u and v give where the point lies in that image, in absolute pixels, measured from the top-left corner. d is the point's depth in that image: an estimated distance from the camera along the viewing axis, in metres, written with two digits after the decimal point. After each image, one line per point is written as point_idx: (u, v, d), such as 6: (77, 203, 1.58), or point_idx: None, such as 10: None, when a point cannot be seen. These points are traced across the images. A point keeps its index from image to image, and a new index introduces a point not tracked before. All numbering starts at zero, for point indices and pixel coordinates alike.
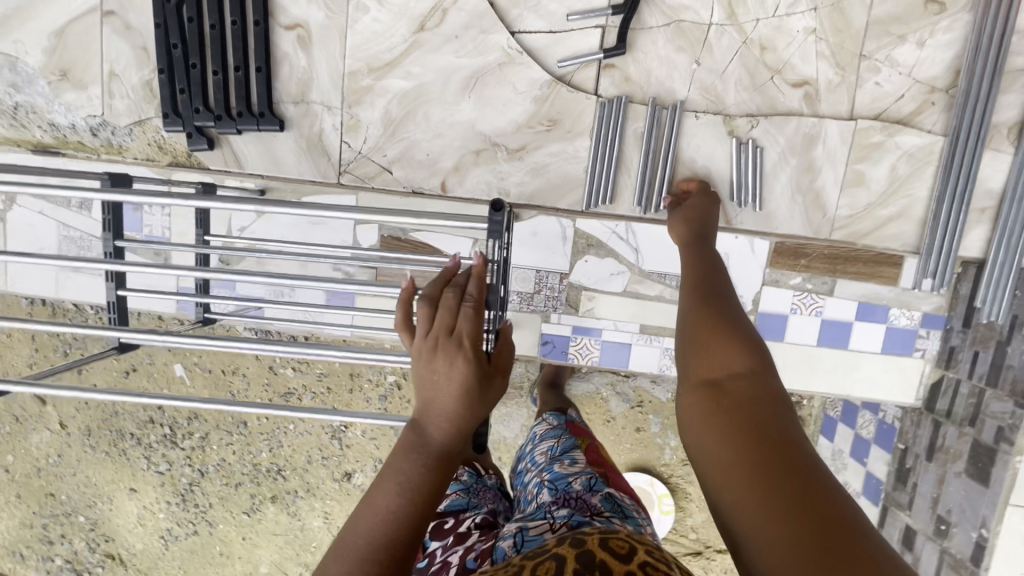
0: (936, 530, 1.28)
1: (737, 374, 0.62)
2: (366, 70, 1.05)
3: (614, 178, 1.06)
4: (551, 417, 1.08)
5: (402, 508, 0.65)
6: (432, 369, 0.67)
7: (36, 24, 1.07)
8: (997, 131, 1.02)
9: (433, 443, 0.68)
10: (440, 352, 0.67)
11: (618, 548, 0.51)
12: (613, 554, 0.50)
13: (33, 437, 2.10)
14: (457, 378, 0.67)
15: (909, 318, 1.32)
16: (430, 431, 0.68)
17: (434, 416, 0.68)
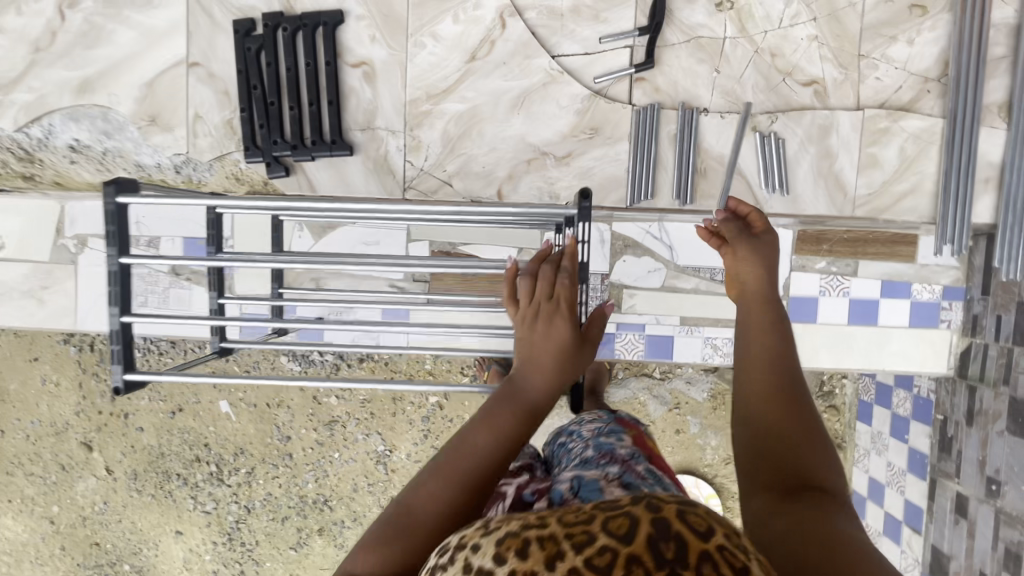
0: (988, 491, 1.34)
1: (785, 422, 0.71)
2: (425, 97, 1.18)
3: (653, 175, 1.18)
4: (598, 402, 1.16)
5: (494, 447, 0.71)
6: (536, 329, 0.78)
7: (129, 78, 1.21)
8: (989, 111, 1.15)
9: (528, 392, 0.76)
10: (547, 317, 0.78)
11: (697, 523, 0.43)
12: (692, 530, 0.43)
13: (79, 485, 2.12)
14: (557, 337, 0.77)
15: (930, 292, 1.42)
16: (526, 379, 0.77)
17: (531, 371, 0.77)
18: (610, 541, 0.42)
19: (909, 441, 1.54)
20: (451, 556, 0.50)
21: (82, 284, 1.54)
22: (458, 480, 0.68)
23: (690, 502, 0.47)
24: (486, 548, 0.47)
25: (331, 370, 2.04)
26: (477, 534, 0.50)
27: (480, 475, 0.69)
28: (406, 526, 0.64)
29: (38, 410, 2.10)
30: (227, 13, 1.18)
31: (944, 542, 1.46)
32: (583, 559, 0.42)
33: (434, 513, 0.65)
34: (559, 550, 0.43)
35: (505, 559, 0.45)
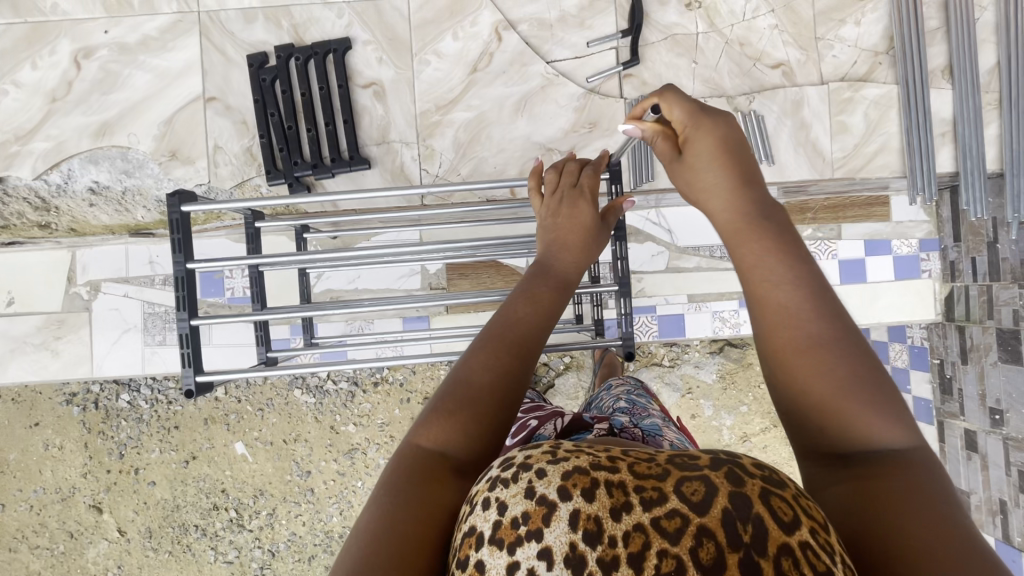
0: (993, 421, 1.42)
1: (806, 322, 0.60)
2: (434, 109, 1.27)
3: (651, 158, 1.28)
4: (627, 379, 1.33)
5: (532, 316, 0.76)
6: (562, 209, 0.90)
7: (147, 117, 1.26)
8: (934, 75, 1.31)
9: (558, 266, 0.85)
10: (572, 202, 0.90)
11: (782, 513, 0.40)
12: (773, 515, 0.40)
13: (90, 551, 2.03)
14: (577, 212, 0.89)
15: (909, 246, 1.55)
16: (553, 256, 0.85)
17: (554, 248, 0.87)
18: (682, 508, 0.40)
19: (911, 390, 1.62)
20: (507, 466, 0.47)
21: (96, 330, 1.53)
22: (510, 347, 0.71)
23: (776, 480, 0.43)
24: (552, 473, 0.44)
25: (347, 397, 2.04)
26: (542, 456, 0.46)
27: (524, 339, 0.73)
28: (467, 393, 0.66)
29: (42, 477, 2.02)
30: (241, 50, 1.26)
31: (961, 480, 1.53)
32: (651, 517, 0.40)
33: (491, 381, 0.68)
34: (628, 502, 0.41)
35: (571, 492, 0.42)
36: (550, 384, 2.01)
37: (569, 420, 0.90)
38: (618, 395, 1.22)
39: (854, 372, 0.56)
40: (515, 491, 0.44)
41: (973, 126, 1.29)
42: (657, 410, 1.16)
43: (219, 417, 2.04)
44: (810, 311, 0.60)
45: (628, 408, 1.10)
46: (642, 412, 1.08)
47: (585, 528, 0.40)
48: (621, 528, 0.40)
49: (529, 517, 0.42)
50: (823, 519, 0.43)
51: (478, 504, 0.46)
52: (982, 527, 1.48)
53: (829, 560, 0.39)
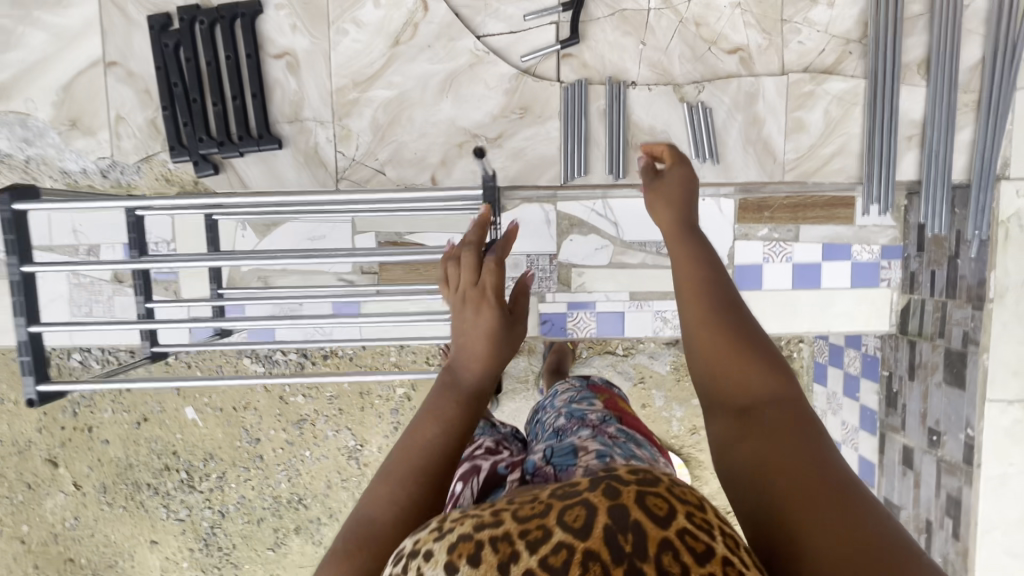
0: (930, 441, 1.37)
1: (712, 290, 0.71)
2: (352, 85, 1.16)
3: (585, 151, 1.18)
4: (573, 376, 1.11)
5: (444, 437, 0.72)
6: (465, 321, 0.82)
7: (44, 82, 1.17)
8: (908, 69, 1.17)
9: (469, 378, 0.79)
10: (475, 302, 0.83)
11: (655, 508, 0.42)
12: (649, 515, 0.41)
13: (48, 502, 2.09)
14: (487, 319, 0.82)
15: (869, 252, 1.45)
16: (460, 364, 0.79)
17: (465, 357, 0.80)
18: (566, 539, 0.40)
19: (860, 398, 1.58)
20: (399, 561, 0.47)
21: None
22: (414, 474, 0.67)
23: (649, 480, 0.45)
24: (440, 552, 0.44)
25: (296, 369, 2.03)
26: (430, 536, 0.46)
27: (437, 464, 0.69)
28: (367, 533, 0.62)
29: None
30: (141, 9, 1.15)
31: (893, 495, 1.49)
32: (538, 558, 0.40)
33: (393, 517, 0.63)
34: (516, 552, 0.41)
35: (456, 564, 0.42)
36: None
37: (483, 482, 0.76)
38: (561, 409, 0.90)
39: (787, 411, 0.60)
40: None
41: (944, 131, 1.16)
42: (603, 403, 0.95)
43: (169, 381, 2.04)
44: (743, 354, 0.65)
45: (562, 418, 0.87)
46: (576, 417, 0.87)
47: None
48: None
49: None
50: (697, 501, 0.44)
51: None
52: None
53: (707, 538, 0.41)
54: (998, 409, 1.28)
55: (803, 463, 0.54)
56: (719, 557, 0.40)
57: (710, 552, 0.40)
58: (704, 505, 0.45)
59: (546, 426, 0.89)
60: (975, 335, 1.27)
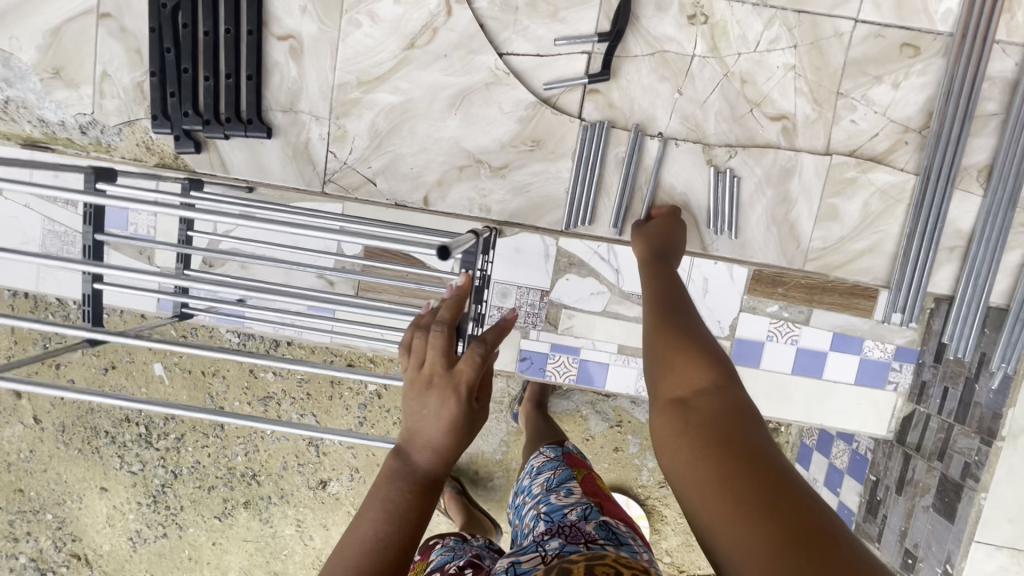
0: (903, 563, 1.29)
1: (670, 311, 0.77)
2: (355, 83, 1.07)
3: (593, 199, 1.08)
4: (548, 449, 1.16)
5: (395, 529, 0.64)
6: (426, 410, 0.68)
7: (31, 22, 1.09)
8: (966, 173, 1.05)
9: (423, 470, 0.68)
10: (437, 392, 0.68)
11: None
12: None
13: (6, 431, 2.07)
14: (447, 415, 0.68)
15: (882, 350, 1.34)
16: (412, 453, 0.68)
17: (418, 446, 0.68)
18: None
19: (840, 494, 1.51)
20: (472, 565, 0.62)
21: None
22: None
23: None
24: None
25: (270, 345, 1.97)
26: None
27: (388, 563, 0.63)
28: None
29: None
30: None
31: None
32: None
33: None
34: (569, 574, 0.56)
35: None
36: None
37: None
38: (539, 491, 1.03)
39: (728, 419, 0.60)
40: None
41: (992, 249, 1.04)
42: (582, 491, 0.98)
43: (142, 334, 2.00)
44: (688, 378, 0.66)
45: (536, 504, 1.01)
46: (555, 515, 0.90)
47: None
48: None
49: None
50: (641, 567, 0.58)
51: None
52: None
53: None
54: (983, 551, 1.18)
55: (748, 462, 0.53)
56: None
57: None
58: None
59: (521, 522, 1.00)
60: (977, 469, 1.17)
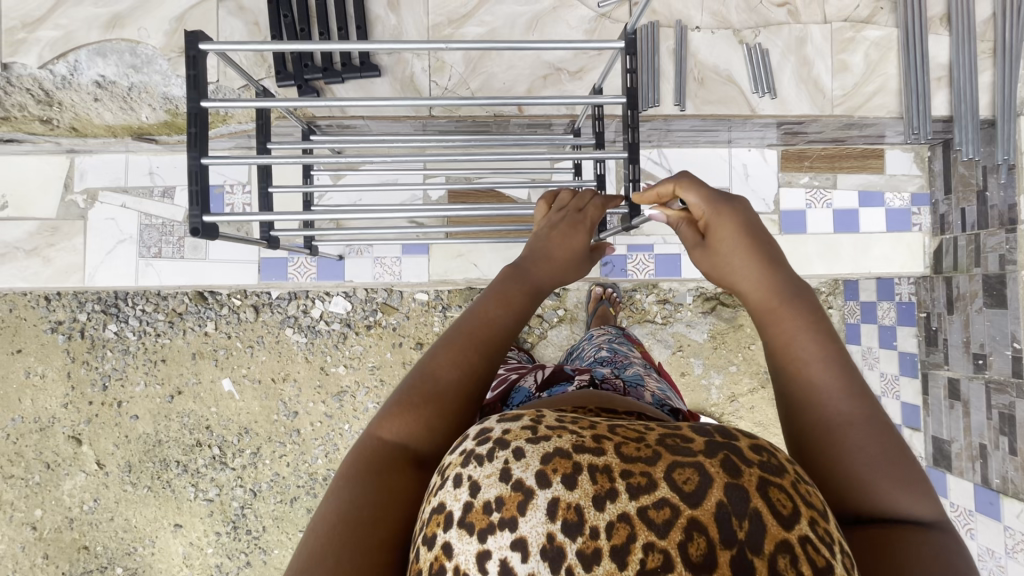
0: (976, 366, 1.45)
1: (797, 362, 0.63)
2: (446, 22, 1.28)
3: (657, 84, 1.29)
4: (609, 328, 1.41)
5: (506, 318, 0.75)
6: (550, 234, 0.88)
7: (159, 13, 1.26)
8: (932, 22, 1.34)
9: (535, 274, 0.83)
10: (567, 223, 0.90)
11: (781, 506, 0.42)
12: (772, 509, 0.42)
13: (66, 483, 1.99)
14: (565, 242, 0.87)
15: (901, 199, 1.59)
16: (530, 262, 0.84)
17: (536, 260, 0.85)
18: (672, 497, 0.42)
19: (897, 346, 1.69)
20: (484, 443, 0.49)
21: (91, 240, 1.51)
22: (477, 346, 0.71)
23: (775, 468, 0.45)
24: (530, 456, 0.46)
25: (339, 339, 2.03)
26: (521, 435, 0.47)
27: (497, 341, 0.73)
28: (431, 388, 0.67)
29: (21, 406, 1.98)
30: None
31: (943, 430, 1.56)
32: (637, 507, 0.42)
33: (456, 377, 0.69)
34: (614, 490, 0.42)
35: (551, 478, 0.44)
36: (542, 335, 2.03)
37: (549, 371, 0.89)
38: (597, 351, 1.18)
39: (886, 456, 0.56)
40: (490, 472, 0.46)
41: (968, 71, 1.32)
42: (638, 356, 1.20)
43: (208, 352, 2.01)
44: (844, 393, 0.59)
45: (609, 356, 1.13)
46: (620, 357, 1.12)
47: (564, 518, 0.42)
48: (604, 519, 0.42)
49: (504, 503, 0.44)
50: (822, 508, 0.45)
51: (450, 481, 0.48)
52: (962, 474, 1.51)
53: (827, 553, 0.42)
54: None
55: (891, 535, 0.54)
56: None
57: (830, 568, 0.41)
58: (828, 512, 0.45)
59: (591, 360, 1.14)
60: (1011, 256, 1.37)
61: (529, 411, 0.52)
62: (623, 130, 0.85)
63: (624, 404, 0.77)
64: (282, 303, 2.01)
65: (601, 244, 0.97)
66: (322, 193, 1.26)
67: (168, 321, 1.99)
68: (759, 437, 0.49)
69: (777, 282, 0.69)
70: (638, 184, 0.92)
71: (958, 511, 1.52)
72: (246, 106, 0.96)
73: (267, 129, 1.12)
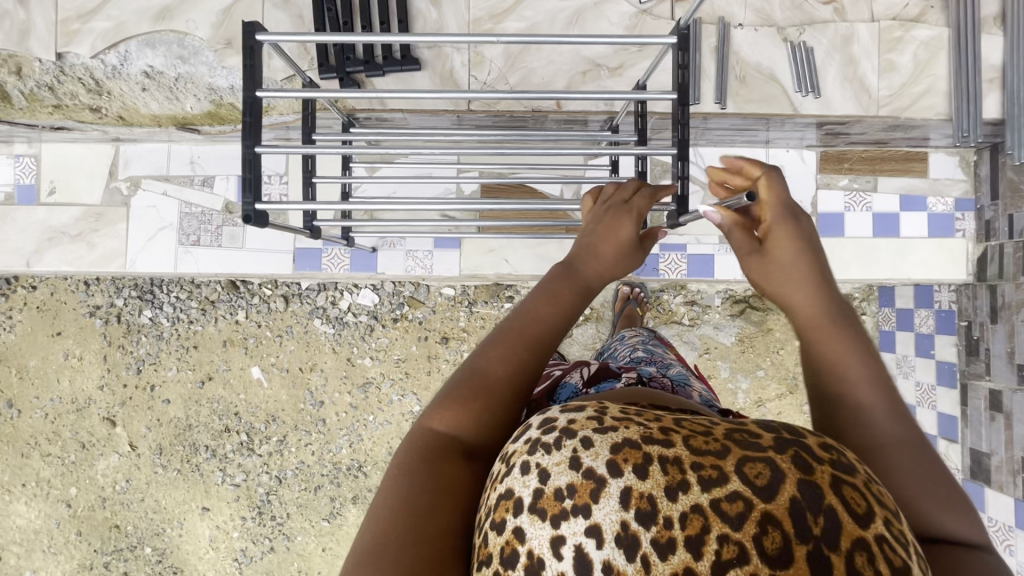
0: (1021, 378, 1.42)
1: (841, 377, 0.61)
2: (487, 17, 1.29)
3: (698, 82, 1.28)
4: (642, 329, 1.38)
5: (553, 316, 0.76)
6: (603, 225, 0.88)
7: (207, 5, 1.29)
8: (986, 22, 1.30)
9: (583, 271, 0.83)
10: (614, 213, 0.90)
11: (855, 504, 0.42)
12: (847, 507, 0.42)
13: (100, 463, 2.05)
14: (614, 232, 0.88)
15: (945, 204, 1.55)
16: (577, 260, 0.84)
17: (585, 257, 0.85)
18: (745, 490, 0.42)
19: (936, 355, 1.64)
20: (551, 432, 0.49)
21: (133, 226, 1.55)
22: (526, 344, 0.72)
23: (845, 467, 0.45)
24: (600, 445, 0.46)
25: (365, 331, 2.05)
26: (588, 425, 0.48)
27: (547, 339, 0.74)
28: (482, 382, 0.68)
29: (59, 386, 2.05)
30: None
31: (982, 443, 1.53)
32: (710, 499, 0.42)
33: (506, 373, 0.69)
34: (686, 481, 0.43)
35: (622, 468, 0.44)
36: (568, 333, 2.02)
37: (596, 367, 0.88)
38: (633, 352, 1.17)
39: (928, 477, 0.55)
40: (559, 460, 0.47)
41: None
42: (674, 358, 1.18)
43: (238, 340, 2.05)
44: (889, 413, 0.58)
45: (647, 356, 1.11)
46: (658, 358, 1.10)
47: (637, 507, 0.42)
48: (677, 509, 0.42)
49: (576, 491, 0.44)
50: (894, 509, 0.45)
51: (517, 468, 0.49)
52: (1002, 489, 1.47)
53: (903, 553, 0.41)
54: None
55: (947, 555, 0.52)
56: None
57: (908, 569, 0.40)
58: (901, 515, 0.45)
59: (627, 359, 1.12)
60: None
61: (593, 404, 0.53)
62: (673, 126, 0.85)
63: (670, 401, 0.75)
64: (311, 293, 2.04)
65: (654, 232, 0.96)
66: (360, 184, 1.27)
67: (200, 308, 2.03)
68: (825, 437, 0.49)
69: (818, 297, 0.68)
70: (686, 180, 0.91)
71: (997, 526, 1.47)
72: (289, 96, 0.97)
73: (311, 122, 1.14)
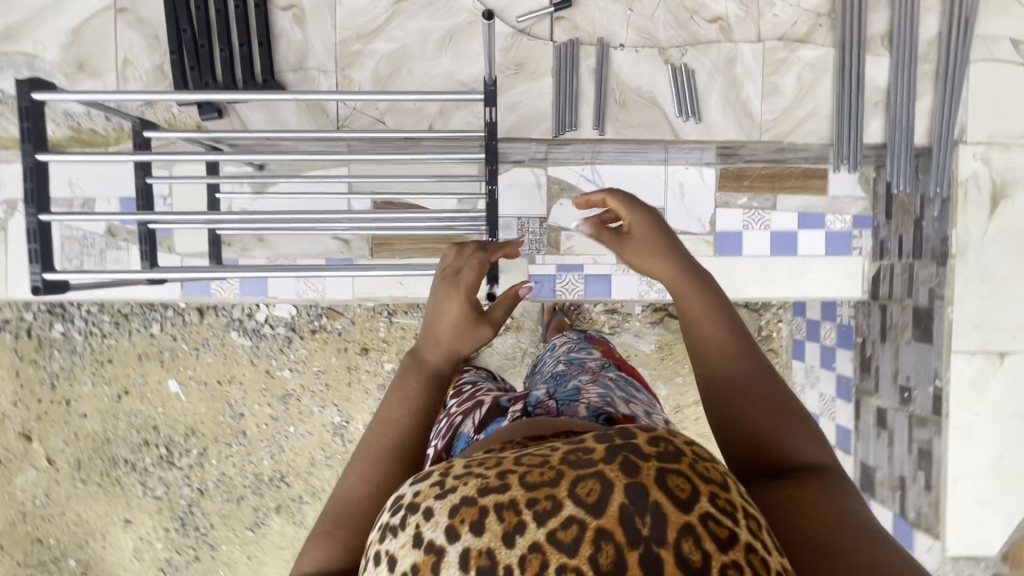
0: (902, 398, 1.44)
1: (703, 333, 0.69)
2: (355, 37, 1.23)
3: (575, 106, 1.24)
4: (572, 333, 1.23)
5: (409, 417, 0.71)
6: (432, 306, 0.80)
7: (55, 24, 1.21)
8: (872, 42, 1.27)
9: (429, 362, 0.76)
10: (450, 289, 0.80)
11: (678, 490, 0.39)
12: (672, 496, 0.39)
13: (19, 478, 2.03)
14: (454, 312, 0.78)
15: (842, 221, 1.47)
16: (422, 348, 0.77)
17: (429, 343, 0.77)
18: (578, 512, 0.38)
19: (835, 368, 1.65)
20: (398, 511, 0.45)
21: (12, 251, 1.50)
22: (386, 455, 0.67)
23: (672, 454, 0.42)
24: (439, 512, 0.41)
25: (284, 343, 2.02)
26: (430, 493, 0.43)
27: (406, 443, 0.69)
28: (345, 512, 0.62)
29: None
30: None
31: (870, 457, 1.54)
32: (547, 531, 0.38)
33: (370, 491, 0.64)
34: (521, 522, 0.39)
35: (460, 529, 0.40)
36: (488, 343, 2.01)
37: (485, 410, 0.77)
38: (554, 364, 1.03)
39: (782, 410, 0.63)
40: (404, 541, 0.42)
41: (906, 98, 1.26)
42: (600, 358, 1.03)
43: (154, 353, 2.01)
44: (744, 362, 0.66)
45: (563, 369, 0.96)
46: (575, 368, 0.96)
47: (476, 567, 0.38)
48: (516, 554, 0.38)
49: (418, 572, 0.40)
50: (723, 478, 0.42)
51: (371, 559, 0.45)
52: (883, 503, 1.50)
53: (733, 523, 0.39)
54: (964, 359, 1.36)
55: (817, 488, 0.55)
56: (743, 542, 0.38)
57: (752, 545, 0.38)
58: (730, 482, 0.42)
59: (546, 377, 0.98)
60: (941, 290, 1.36)
61: (444, 462, 0.47)
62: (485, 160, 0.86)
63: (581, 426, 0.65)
64: (226, 306, 2.00)
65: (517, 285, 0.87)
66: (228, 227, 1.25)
67: (113, 322, 1.99)
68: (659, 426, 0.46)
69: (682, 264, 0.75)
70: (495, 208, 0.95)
71: None
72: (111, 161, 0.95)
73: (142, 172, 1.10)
